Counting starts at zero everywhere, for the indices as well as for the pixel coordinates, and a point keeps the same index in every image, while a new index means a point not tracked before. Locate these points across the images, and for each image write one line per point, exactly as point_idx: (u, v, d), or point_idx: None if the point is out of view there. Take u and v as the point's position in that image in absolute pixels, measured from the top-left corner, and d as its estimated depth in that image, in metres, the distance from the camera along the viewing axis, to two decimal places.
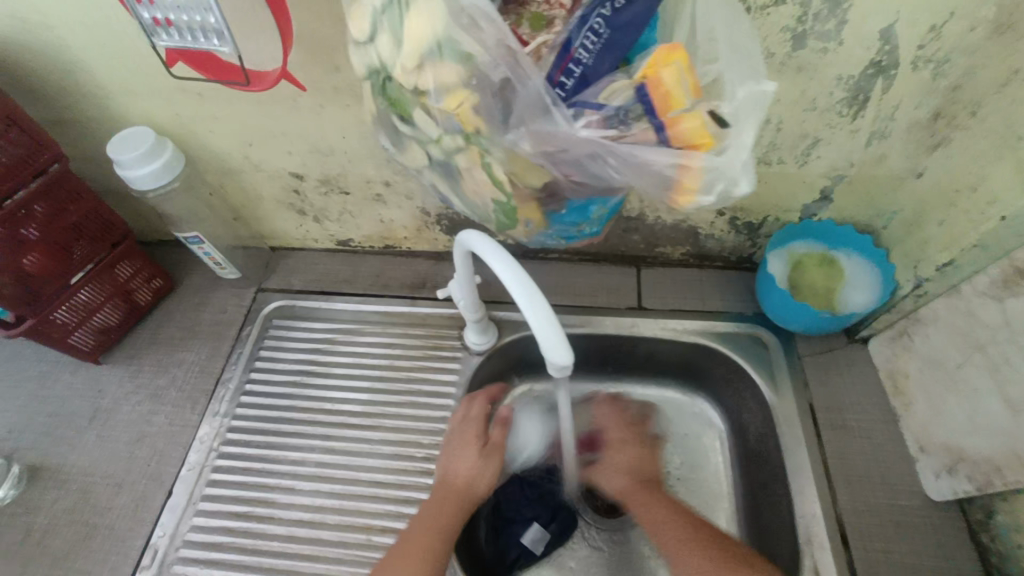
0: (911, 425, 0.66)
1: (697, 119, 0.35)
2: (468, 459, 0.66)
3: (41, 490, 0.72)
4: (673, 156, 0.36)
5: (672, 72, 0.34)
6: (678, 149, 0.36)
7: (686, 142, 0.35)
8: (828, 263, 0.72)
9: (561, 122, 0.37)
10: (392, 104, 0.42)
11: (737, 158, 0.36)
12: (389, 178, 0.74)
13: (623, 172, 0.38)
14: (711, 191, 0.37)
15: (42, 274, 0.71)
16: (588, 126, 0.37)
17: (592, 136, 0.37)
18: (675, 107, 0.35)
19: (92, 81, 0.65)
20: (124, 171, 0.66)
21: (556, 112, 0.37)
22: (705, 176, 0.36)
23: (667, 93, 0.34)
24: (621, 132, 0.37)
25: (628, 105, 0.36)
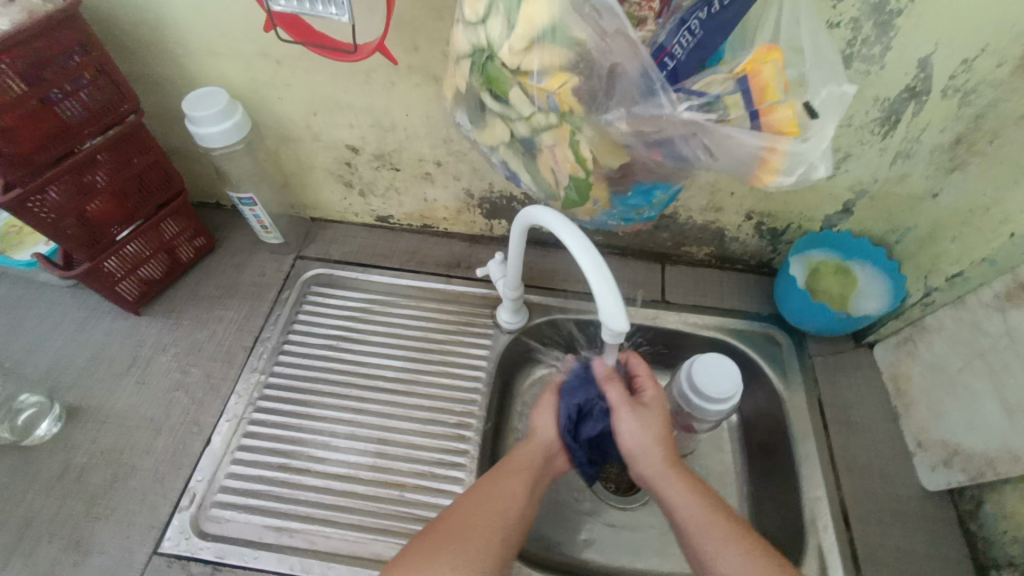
0: (910, 424, 0.72)
1: (788, 109, 0.39)
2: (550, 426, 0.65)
3: (81, 429, 0.74)
4: (765, 138, 0.39)
5: (772, 67, 0.39)
6: (769, 133, 0.40)
7: (777, 128, 0.39)
8: (843, 272, 0.78)
9: (665, 104, 0.41)
10: (488, 81, 0.46)
11: (819, 146, 0.40)
12: (442, 157, 0.78)
13: (712, 153, 0.42)
14: (792, 174, 0.41)
15: (104, 219, 0.73)
16: (690, 108, 0.40)
17: (694, 117, 0.40)
18: (771, 98, 0.39)
19: (174, 39, 0.69)
20: (196, 128, 0.68)
21: (661, 95, 0.41)
22: (787, 160, 0.40)
23: (766, 84, 0.39)
24: (721, 117, 0.40)
25: (727, 93, 0.40)
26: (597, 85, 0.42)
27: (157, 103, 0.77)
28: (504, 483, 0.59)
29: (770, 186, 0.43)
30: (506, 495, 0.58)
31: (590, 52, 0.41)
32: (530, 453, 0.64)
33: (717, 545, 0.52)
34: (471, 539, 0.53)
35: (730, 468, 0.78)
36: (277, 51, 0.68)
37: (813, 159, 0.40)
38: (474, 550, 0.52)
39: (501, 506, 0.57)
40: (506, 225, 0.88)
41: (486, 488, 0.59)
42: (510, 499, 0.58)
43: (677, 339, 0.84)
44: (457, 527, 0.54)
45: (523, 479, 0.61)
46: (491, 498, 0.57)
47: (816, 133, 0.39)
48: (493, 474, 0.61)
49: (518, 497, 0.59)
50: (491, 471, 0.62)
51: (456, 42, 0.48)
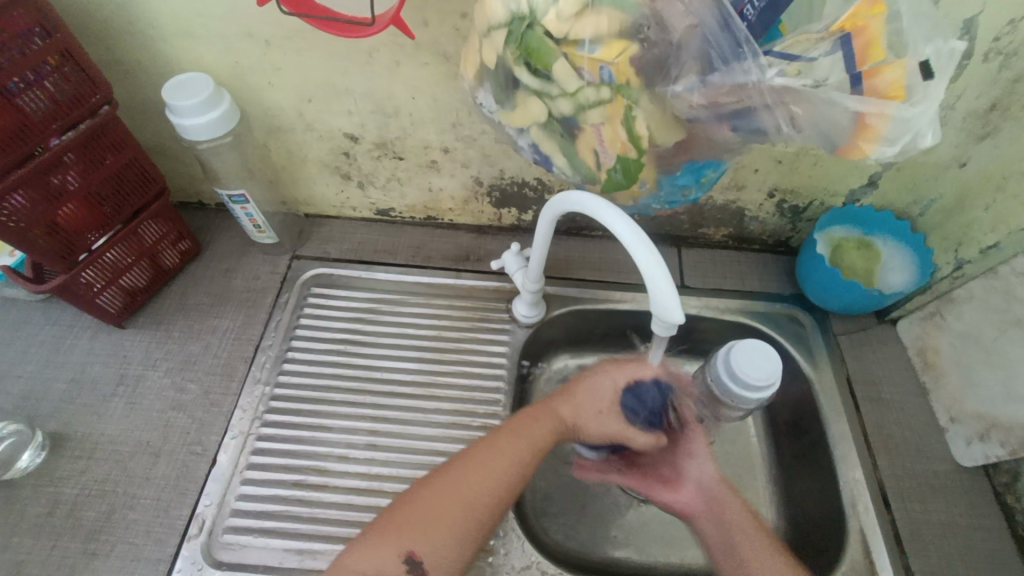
0: (941, 398, 0.72)
1: (895, 71, 0.36)
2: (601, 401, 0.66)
3: (68, 459, 0.67)
4: (864, 103, 0.36)
5: (880, 21, 0.35)
6: (871, 98, 0.36)
7: (880, 92, 0.36)
8: (865, 246, 0.76)
9: (755, 70, 0.37)
10: (526, 54, 0.41)
11: (929, 110, 0.36)
12: (450, 143, 0.73)
13: (798, 124, 0.39)
14: (895, 142, 0.37)
15: (78, 227, 0.66)
16: (781, 75, 0.37)
17: (785, 84, 0.37)
18: (875, 58, 0.36)
19: (147, 19, 0.61)
20: (178, 119, 0.61)
21: (750, 59, 0.37)
22: (892, 126, 0.37)
23: (871, 42, 0.36)
24: (816, 82, 0.37)
25: (821, 55, 0.37)
26: (661, 53, 0.39)
27: (129, 94, 0.69)
28: (485, 455, 0.58)
29: (867, 157, 0.39)
30: (490, 472, 0.57)
31: (657, 14, 0.38)
32: (532, 424, 0.62)
33: None
34: (435, 518, 0.53)
35: (760, 453, 0.77)
36: (268, 30, 0.61)
37: (923, 125, 0.36)
38: (436, 528, 0.53)
39: (482, 483, 0.56)
40: (516, 214, 0.84)
41: (468, 459, 0.58)
42: (500, 475, 0.57)
43: (700, 324, 0.81)
44: (429, 500, 0.54)
45: (512, 458, 0.58)
46: (475, 471, 0.57)
47: (923, 95, 0.36)
48: (488, 437, 0.60)
49: (502, 472, 0.57)
50: (488, 435, 0.61)
51: (489, 10, 0.42)
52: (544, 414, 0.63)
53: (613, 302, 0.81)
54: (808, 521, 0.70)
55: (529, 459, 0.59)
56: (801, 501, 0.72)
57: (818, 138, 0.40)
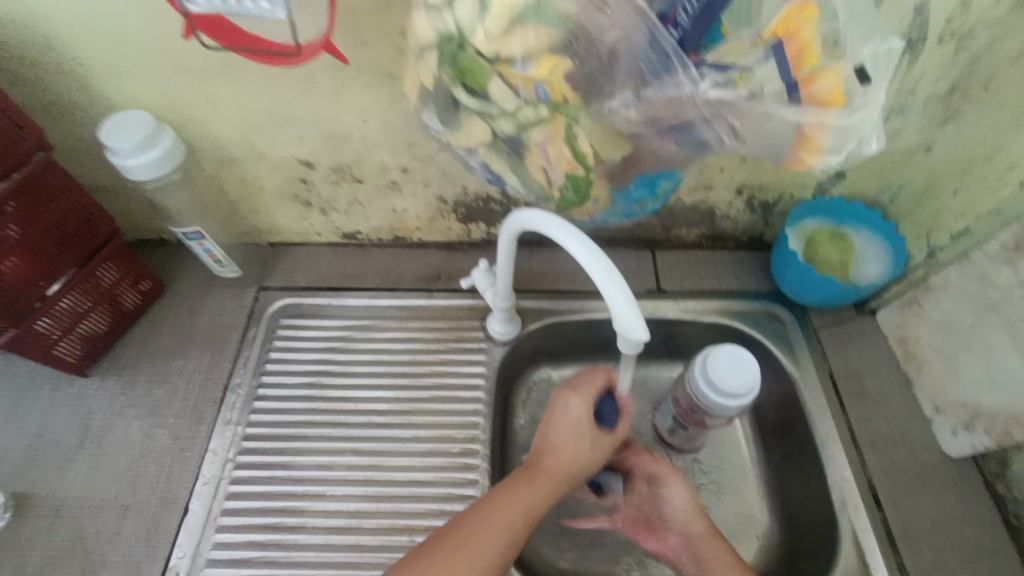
0: (926, 387, 0.71)
1: (833, 76, 0.34)
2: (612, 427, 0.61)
3: (33, 520, 0.65)
4: (806, 114, 0.35)
5: (813, 25, 0.34)
6: (810, 106, 0.35)
7: (819, 99, 0.35)
8: (839, 237, 0.75)
9: (687, 83, 0.35)
10: (460, 74, 0.39)
11: (869, 117, 0.35)
12: (407, 163, 0.71)
13: (739, 135, 0.37)
14: (840, 151, 0.36)
15: (24, 278, 0.63)
16: (715, 87, 0.36)
17: (721, 96, 0.36)
18: (809, 64, 0.35)
19: (77, 59, 0.59)
20: (118, 160, 0.59)
21: (681, 72, 0.35)
22: (834, 135, 0.35)
23: (805, 47, 0.34)
24: (752, 92, 0.36)
25: (757, 63, 0.36)
26: (595, 68, 0.37)
27: (69, 136, 0.67)
28: (458, 536, 0.50)
29: (812, 167, 0.38)
30: (476, 543, 0.50)
31: (585, 29, 0.36)
32: (523, 489, 0.55)
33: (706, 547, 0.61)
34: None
35: (747, 456, 0.76)
36: (204, 62, 0.59)
37: (864, 132, 0.35)
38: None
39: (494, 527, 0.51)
40: (484, 228, 0.82)
41: (485, 508, 0.53)
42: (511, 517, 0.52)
43: (679, 329, 0.79)
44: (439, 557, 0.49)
45: (508, 524, 0.52)
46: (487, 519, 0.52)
47: (863, 101, 0.35)
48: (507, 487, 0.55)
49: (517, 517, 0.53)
50: (488, 492, 0.55)
51: (418, 30, 0.40)
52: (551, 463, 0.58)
53: (589, 312, 0.79)
54: (800, 524, 0.69)
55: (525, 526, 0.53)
56: (791, 504, 0.71)
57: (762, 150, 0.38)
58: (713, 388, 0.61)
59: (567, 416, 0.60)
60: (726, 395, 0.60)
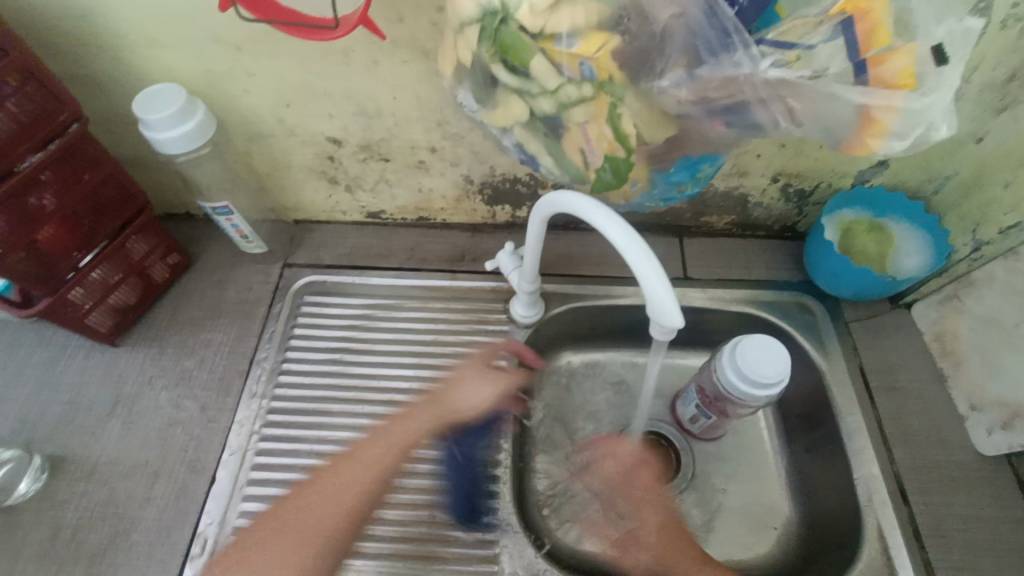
0: (961, 385, 0.69)
1: (905, 57, 0.33)
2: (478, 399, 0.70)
3: (68, 482, 0.67)
4: (874, 96, 0.33)
5: (883, 2, 0.33)
6: (878, 89, 0.33)
7: (889, 82, 0.33)
8: (878, 229, 0.73)
9: (745, 61, 0.34)
10: (500, 51, 0.37)
11: (943, 100, 0.33)
12: (436, 142, 0.70)
13: (798, 118, 0.36)
14: (907, 137, 0.34)
15: (58, 249, 0.64)
16: (776, 65, 0.34)
17: (783, 75, 0.34)
18: (880, 44, 0.33)
19: (111, 29, 0.59)
20: (152, 133, 0.59)
21: (740, 51, 0.34)
22: (900, 119, 0.34)
23: (875, 26, 0.33)
24: (816, 73, 0.34)
25: (821, 42, 0.34)
26: (644, 45, 0.36)
27: (102, 108, 0.67)
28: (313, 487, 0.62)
29: (872, 154, 0.36)
30: (323, 500, 0.61)
31: (636, 4, 0.35)
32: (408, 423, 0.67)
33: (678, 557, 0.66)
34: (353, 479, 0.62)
35: (770, 448, 0.75)
36: (238, 34, 0.58)
37: (935, 117, 0.34)
38: (327, 508, 0.60)
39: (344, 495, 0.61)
40: (510, 210, 0.81)
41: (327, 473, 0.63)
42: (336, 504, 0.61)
43: (705, 317, 0.78)
44: (313, 493, 0.62)
45: (355, 476, 0.63)
46: (330, 493, 0.61)
47: (934, 83, 0.33)
48: (368, 440, 0.65)
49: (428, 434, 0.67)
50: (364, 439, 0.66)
51: (460, 5, 0.39)
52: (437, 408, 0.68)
53: (614, 298, 0.78)
54: (823, 518, 0.68)
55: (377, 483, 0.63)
56: (814, 498, 0.70)
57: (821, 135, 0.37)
58: (743, 378, 0.60)
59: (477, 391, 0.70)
60: (762, 387, 0.59)
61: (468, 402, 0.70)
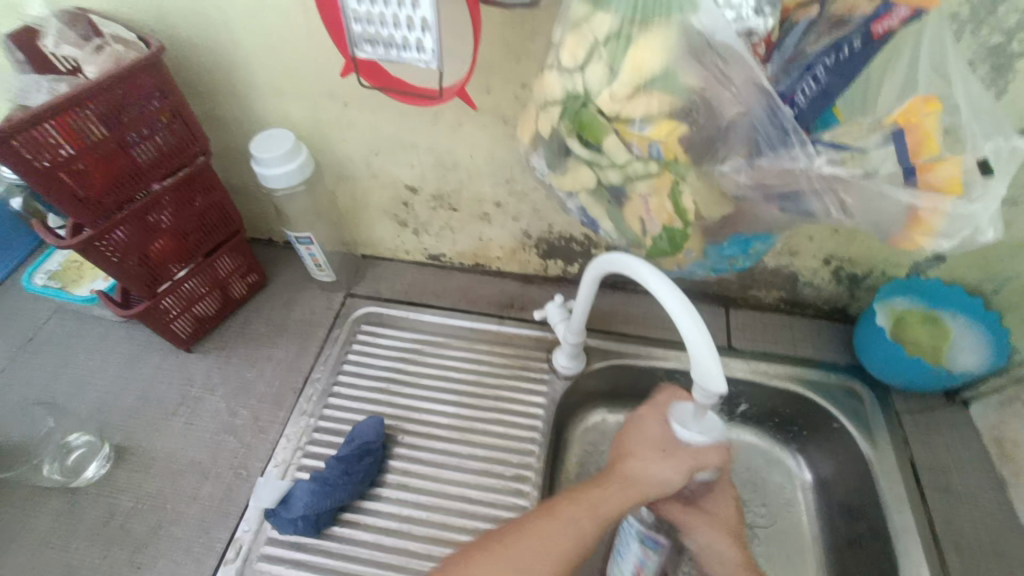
0: (1022, 496, 0.65)
1: (953, 167, 0.35)
2: (642, 456, 0.62)
3: (128, 471, 0.73)
4: (918, 198, 0.36)
5: (936, 118, 0.36)
6: (924, 192, 0.36)
7: (935, 186, 0.36)
8: (932, 322, 0.72)
9: (801, 156, 0.38)
10: (579, 127, 0.43)
11: (987, 208, 0.35)
12: (502, 196, 0.76)
13: (848, 210, 0.39)
14: (953, 236, 0.37)
15: (163, 259, 0.73)
16: (830, 163, 0.38)
17: (835, 172, 0.38)
18: (929, 153, 0.36)
19: (243, 81, 0.69)
20: (259, 168, 0.68)
21: (797, 147, 0.38)
22: (947, 222, 0.36)
23: (926, 137, 0.36)
24: (864, 172, 0.37)
25: (873, 146, 0.37)
26: (710, 134, 0.39)
27: (219, 142, 0.78)
28: (540, 519, 0.55)
29: (923, 248, 0.39)
30: (555, 535, 0.54)
31: (706, 99, 0.39)
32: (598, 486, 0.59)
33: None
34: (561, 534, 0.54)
35: (807, 536, 0.73)
36: (346, 93, 0.67)
37: (980, 222, 0.36)
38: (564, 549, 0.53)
39: (557, 538, 0.54)
40: (562, 265, 0.85)
41: (552, 508, 0.56)
42: (573, 535, 0.55)
43: (746, 390, 0.78)
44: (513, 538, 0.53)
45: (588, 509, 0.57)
46: (548, 527, 0.54)
47: (982, 193, 0.36)
48: (562, 498, 0.58)
49: (595, 519, 0.56)
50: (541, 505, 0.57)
51: (546, 86, 0.45)
52: (619, 477, 0.61)
53: (656, 360, 0.80)
54: None
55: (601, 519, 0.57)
56: None
57: (871, 227, 0.39)
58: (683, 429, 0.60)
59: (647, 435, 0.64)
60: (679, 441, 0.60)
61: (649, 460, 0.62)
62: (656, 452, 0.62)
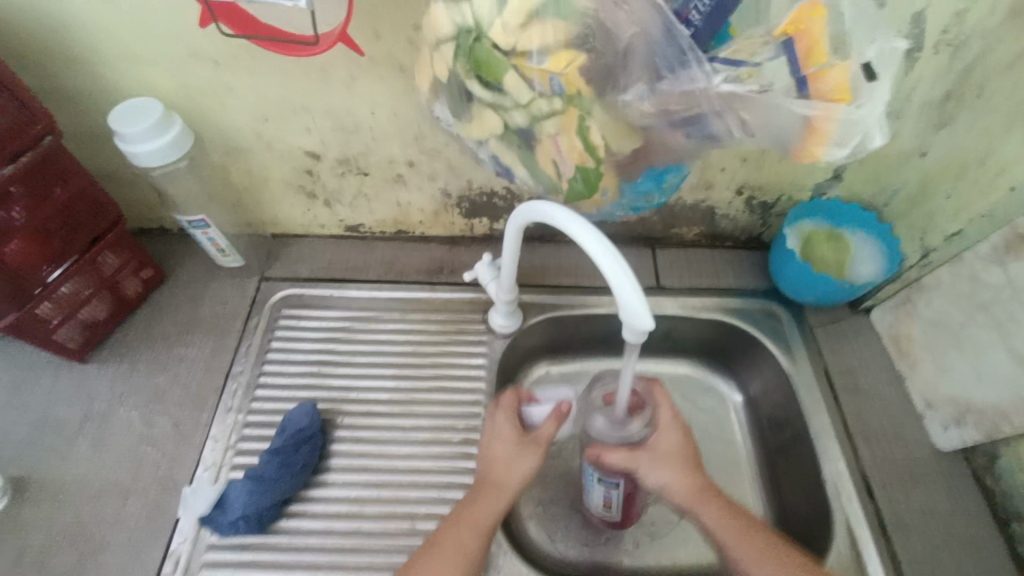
0: (917, 384, 0.73)
1: (840, 71, 0.36)
2: (500, 460, 0.63)
3: (31, 505, 0.65)
4: (812, 108, 0.37)
5: (821, 22, 0.36)
6: (817, 100, 0.37)
7: (828, 94, 0.37)
8: (835, 238, 0.77)
9: (700, 76, 0.37)
10: (476, 66, 0.39)
11: (874, 110, 0.37)
12: (414, 156, 0.71)
13: (748, 127, 0.39)
14: (846, 144, 0.38)
15: (28, 263, 0.63)
16: (728, 80, 0.37)
17: (733, 89, 0.38)
18: (817, 60, 0.36)
19: (88, 45, 0.59)
20: (130, 147, 0.59)
21: (695, 65, 0.37)
22: (840, 128, 0.37)
23: (813, 44, 0.36)
24: (763, 87, 0.37)
25: (766, 60, 0.37)
26: (609, 61, 0.38)
27: (75, 122, 0.67)
28: (438, 543, 0.58)
29: (820, 159, 0.40)
30: (445, 557, 0.56)
31: (601, 24, 0.37)
32: (470, 507, 0.60)
33: (721, 515, 0.61)
34: (451, 561, 0.56)
35: (742, 450, 0.78)
36: (217, 51, 0.59)
37: (869, 125, 0.37)
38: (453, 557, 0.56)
39: (447, 569, 0.56)
40: (488, 223, 0.82)
41: (440, 532, 0.59)
42: (452, 563, 0.56)
43: (677, 325, 0.80)
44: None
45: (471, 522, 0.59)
46: (438, 558, 0.56)
47: (869, 96, 0.37)
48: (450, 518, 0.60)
49: (466, 541, 0.58)
50: (443, 522, 0.60)
51: (437, 24, 0.41)
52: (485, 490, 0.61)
53: (590, 307, 0.80)
54: (795, 517, 0.70)
55: (478, 532, 0.58)
56: (787, 499, 0.72)
57: (771, 142, 0.40)
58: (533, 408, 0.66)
59: (500, 439, 0.64)
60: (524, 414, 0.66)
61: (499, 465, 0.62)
62: (513, 455, 0.63)
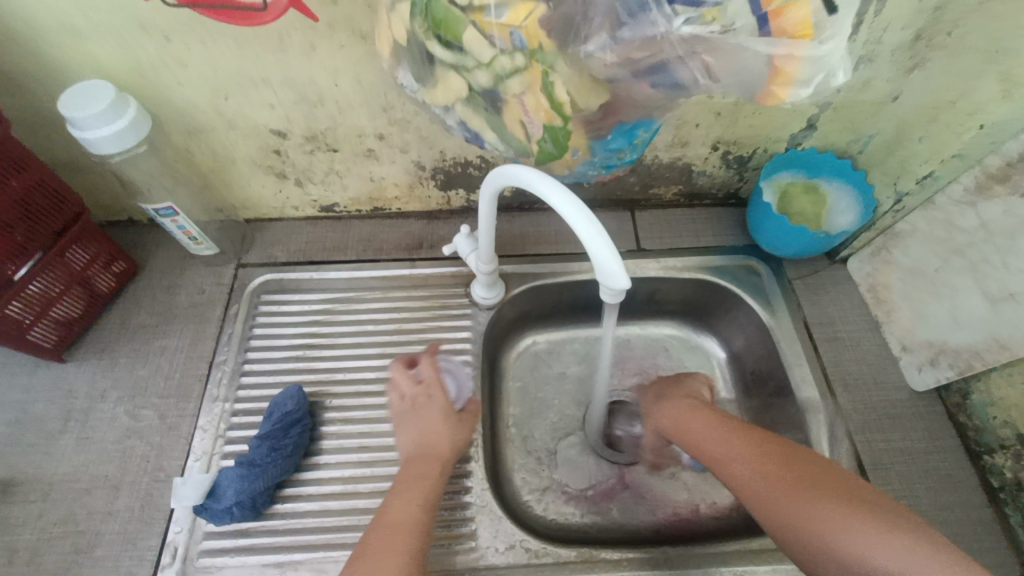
0: (894, 330, 0.74)
1: (803, 7, 0.35)
2: (429, 431, 0.62)
3: (21, 504, 0.65)
4: (776, 46, 0.36)
5: None
6: (781, 39, 0.36)
7: (790, 32, 0.35)
8: (812, 190, 0.77)
9: (660, 21, 0.36)
10: (435, 26, 0.38)
11: (839, 45, 0.36)
12: (383, 129, 0.70)
13: (712, 73, 0.38)
14: (811, 83, 0.38)
15: None
16: (690, 24, 0.36)
17: (695, 33, 0.36)
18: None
19: (25, 26, 0.56)
20: (87, 134, 0.56)
21: (654, 10, 0.36)
22: (805, 67, 0.37)
23: None
24: (725, 28, 0.36)
25: None
26: (569, 10, 0.37)
27: (24, 110, 0.64)
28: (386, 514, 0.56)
29: (785, 101, 0.40)
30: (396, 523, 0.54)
31: None
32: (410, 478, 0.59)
33: (717, 434, 0.62)
34: (398, 528, 0.54)
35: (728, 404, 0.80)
36: (163, 26, 0.57)
37: (833, 63, 0.37)
38: (405, 525, 0.54)
39: (397, 535, 0.53)
40: (465, 195, 0.81)
41: (388, 504, 0.57)
42: (405, 532, 0.54)
43: (660, 286, 0.81)
44: (374, 556, 0.51)
45: (417, 491, 0.58)
46: (387, 528, 0.54)
47: (833, 31, 0.36)
48: (395, 491, 0.58)
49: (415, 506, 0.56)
50: (387, 496, 0.58)
51: None
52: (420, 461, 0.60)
53: (572, 274, 0.80)
54: None
55: (425, 495, 0.57)
56: None
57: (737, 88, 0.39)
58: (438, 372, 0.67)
59: (429, 407, 0.64)
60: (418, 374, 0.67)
61: (429, 434, 0.62)
62: (446, 423, 0.63)
